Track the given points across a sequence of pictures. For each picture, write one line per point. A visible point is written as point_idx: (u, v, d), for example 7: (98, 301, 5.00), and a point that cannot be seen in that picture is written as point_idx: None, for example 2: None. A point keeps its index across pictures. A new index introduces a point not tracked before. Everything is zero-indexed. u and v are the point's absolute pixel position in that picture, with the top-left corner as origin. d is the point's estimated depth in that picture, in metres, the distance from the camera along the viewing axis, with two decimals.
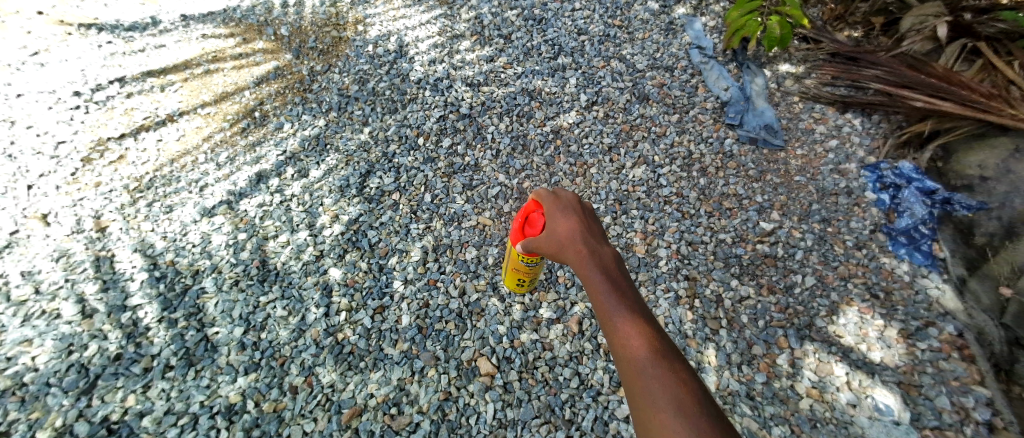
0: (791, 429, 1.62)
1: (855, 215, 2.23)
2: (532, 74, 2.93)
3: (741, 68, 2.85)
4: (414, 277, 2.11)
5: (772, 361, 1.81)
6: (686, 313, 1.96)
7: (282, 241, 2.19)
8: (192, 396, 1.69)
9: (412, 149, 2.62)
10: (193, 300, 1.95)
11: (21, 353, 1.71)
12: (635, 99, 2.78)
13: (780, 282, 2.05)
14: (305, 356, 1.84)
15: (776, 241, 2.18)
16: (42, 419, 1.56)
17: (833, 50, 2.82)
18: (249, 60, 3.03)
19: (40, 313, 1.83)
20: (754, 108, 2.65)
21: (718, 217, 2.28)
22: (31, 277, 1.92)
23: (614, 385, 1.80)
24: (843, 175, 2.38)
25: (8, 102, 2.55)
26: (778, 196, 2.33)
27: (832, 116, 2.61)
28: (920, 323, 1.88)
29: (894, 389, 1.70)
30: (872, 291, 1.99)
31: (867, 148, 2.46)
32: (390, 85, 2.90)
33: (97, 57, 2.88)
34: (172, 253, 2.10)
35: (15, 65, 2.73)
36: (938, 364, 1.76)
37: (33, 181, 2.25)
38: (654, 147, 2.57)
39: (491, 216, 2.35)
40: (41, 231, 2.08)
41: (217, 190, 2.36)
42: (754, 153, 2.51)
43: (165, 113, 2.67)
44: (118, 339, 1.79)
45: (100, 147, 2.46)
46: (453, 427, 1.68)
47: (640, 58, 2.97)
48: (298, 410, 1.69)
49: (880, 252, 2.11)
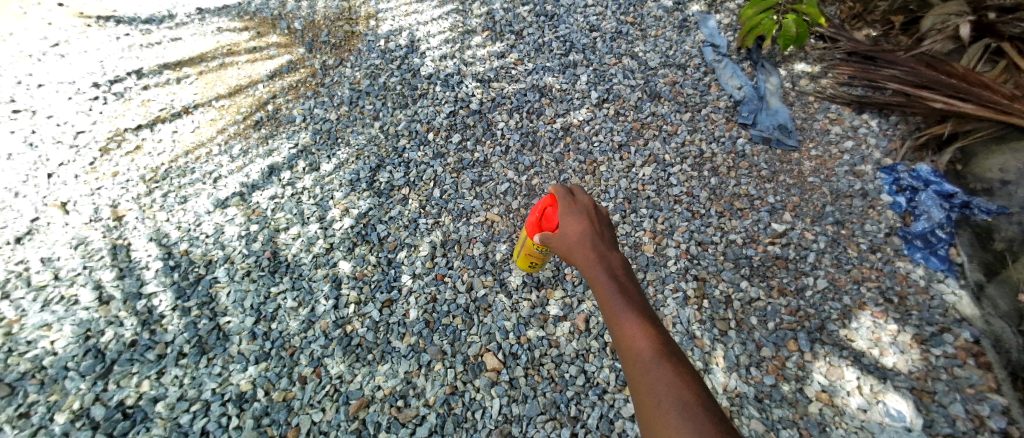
0: (800, 433, 1.61)
1: (870, 218, 2.20)
2: (543, 70, 2.92)
3: (756, 67, 2.81)
4: (422, 272, 2.13)
5: (781, 364, 1.80)
6: (694, 314, 1.95)
7: (293, 233, 2.22)
8: (204, 383, 1.73)
9: (422, 144, 2.63)
10: (206, 289, 1.99)
11: (41, 337, 1.76)
12: (647, 98, 2.75)
13: (792, 284, 2.03)
14: (315, 347, 1.87)
15: (787, 243, 2.15)
16: (60, 402, 1.61)
17: (850, 49, 2.75)
18: (263, 53, 3.06)
19: (59, 298, 1.88)
20: (768, 108, 2.61)
21: (728, 218, 2.26)
22: (51, 264, 1.97)
23: (621, 384, 1.79)
24: (859, 176, 2.34)
25: (29, 92, 2.62)
26: (791, 196, 2.30)
27: (848, 117, 2.56)
28: (934, 328, 1.84)
29: (906, 395, 1.67)
30: (886, 295, 1.96)
31: (884, 149, 2.41)
32: (401, 80, 2.91)
33: (115, 49, 2.94)
34: (186, 243, 2.13)
35: (36, 55, 2.80)
36: (952, 370, 1.73)
37: (53, 170, 2.31)
38: (665, 146, 2.55)
39: (500, 213, 2.36)
40: (61, 218, 2.13)
41: (230, 181, 2.39)
42: (767, 153, 2.47)
43: (180, 105, 2.71)
44: (133, 326, 1.83)
45: (117, 137, 2.51)
46: (458, 421, 1.70)
47: (652, 56, 2.94)
48: (307, 400, 1.72)
49: (895, 256, 2.07)
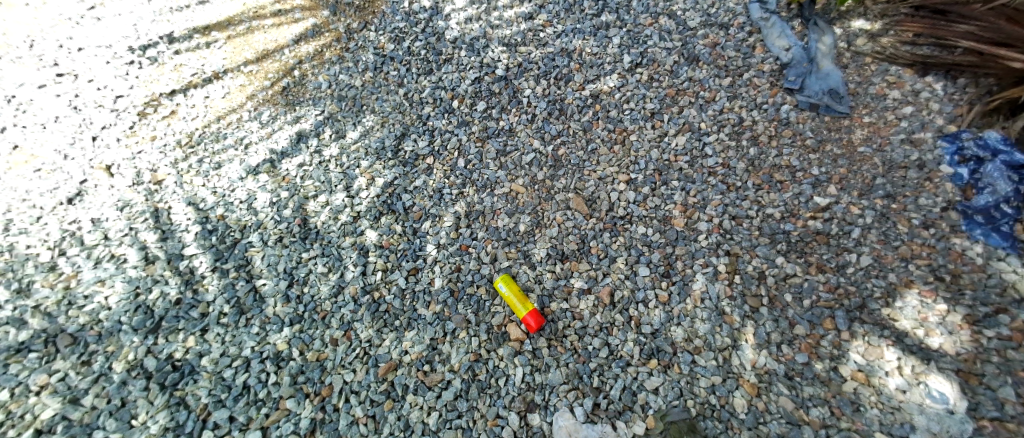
0: (831, 412, 1.57)
1: (926, 190, 2.01)
2: (573, 32, 2.77)
3: (807, 25, 2.57)
4: (447, 242, 2.14)
5: (816, 342, 1.74)
6: (724, 290, 1.89)
7: (322, 201, 2.26)
8: (244, 341, 1.84)
9: (447, 111, 2.59)
10: (242, 253, 2.08)
11: (96, 292, 1.89)
12: (683, 61, 2.59)
13: (832, 260, 1.92)
14: (344, 312, 1.93)
15: (830, 217, 2.02)
16: (117, 352, 1.75)
17: (917, 2, 2.42)
18: (289, 17, 3.05)
19: (109, 257, 2.00)
20: (818, 71, 2.40)
21: (767, 190, 2.14)
22: (100, 225, 2.09)
23: (644, 358, 1.77)
24: (916, 145, 2.13)
25: (70, 56, 2.72)
26: (837, 168, 2.14)
27: (909, 80, 2.32)
28: (989, 309, 1.69)
29: (952, 377, 1.57)
30: (937, 273, 1.81)
31: (948, 115, 2.18)
32: (426, 44, 2.84)
33: (147, 12, 3.00)
34: (222, 208, 2.22)
35: (75, 20, 2.90)
36: (1005, 353, 1.59)
37: (97, 134, 2.42)
38: (701, 113, 2.41)
39: (525, 184, 2.31)
40: (107, 182, 2.25)
41: (260, 148, 2.44)
42: (814, 120, 2.30)
43: (211, 70, 2.76)
44: (177, 285, 1.95)
45: (154, 102, 2.59)
46: (482, 386, 1.75)
47: (691, 14, 2.74)
48: (339, 361, 1.81)
49: (950, 232, 1.90)
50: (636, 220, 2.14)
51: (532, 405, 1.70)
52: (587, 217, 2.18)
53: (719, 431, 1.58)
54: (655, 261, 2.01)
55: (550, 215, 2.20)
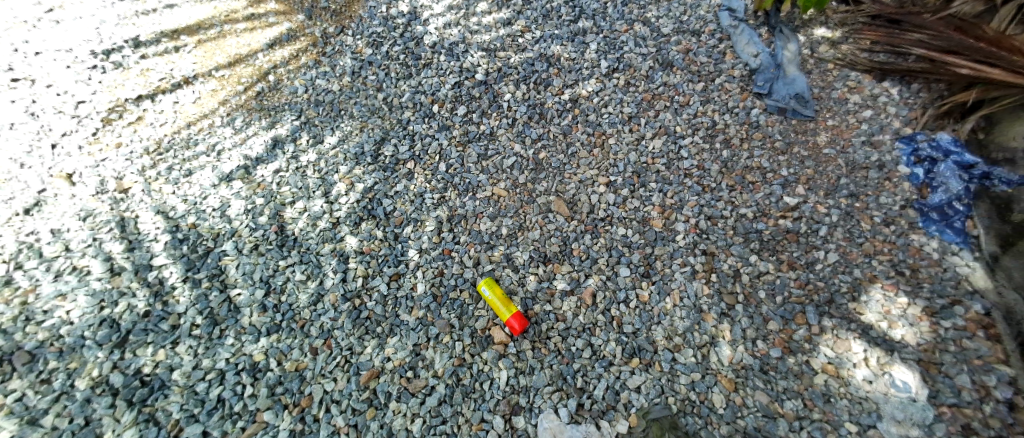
0: (804, 404, 1.63)
1: (885, 190, 2.12)
2: (551, 38, 2.81)
3: (773, 32, 2.68)
4: (429, 247, 2.13)
5: (788, 337, 1.81)
6: (702, 288, 1.95)
7: (299, 208, 2.22)
8: (218, 353, 1.78)
9: (427, 116, 2.59)
10: (215, 262, 2.01)
11: (57, 307, 1.80)
12: (659, 66, 2.66)
13: (802, 258, 2.00)
14: (324, 320, 1.90)
15: (799, 216, 2.10)
16: (80, 369, 1.66)
17: (873, 12, 2.58)
18: (263, 21, 3.00)
19: (71, 269, 1.90)
20: (785, 76, 2.50)
21: (740, 192, 2.22)
22: (60, 236, 1.99)
23: (627, 357, 1.80)
24: (876, 147, 2.24)
25: (26, 60, 2.58)
26: (805, 169, 2.24)
27: (868, 85, 2.44)
28: (945, 301, 1.79)
29: (913, 367, 1.65)
30: (897, 268, 1.91)
31: (904, 118, 2.30)
32: (404, 49, 2.83)
33: (111, 15, 2.89)
34: (193, 216, 2.15)
35: (31, 22, 2.76)
36: (961, 343, 1.69)
37: (56, 141, 2.31)
38: (676, 117, 2.48)
39: (507, 187, 2.33)
40: (67, 190, 2.14)
41: (234, 154, 2.38)
42: (782, 124, 2.40)
43: (180, 75, 2.68)
44: (145, 297, 1.87)
45: (118, 108, 2.49)
46: (466, 391, 1.74)
47: (665, 21, 2.82)
48: (319, 370, 1.77)
49: (909, 229, 2.01)
50: (616, 221, 2.19)
51: (517, 407, 1.70)
52: (569, 220, 2.20)
53: (699, 426, 1.62)
54: (635, 261, 2.05)
55: (531, 217, 2.22)
